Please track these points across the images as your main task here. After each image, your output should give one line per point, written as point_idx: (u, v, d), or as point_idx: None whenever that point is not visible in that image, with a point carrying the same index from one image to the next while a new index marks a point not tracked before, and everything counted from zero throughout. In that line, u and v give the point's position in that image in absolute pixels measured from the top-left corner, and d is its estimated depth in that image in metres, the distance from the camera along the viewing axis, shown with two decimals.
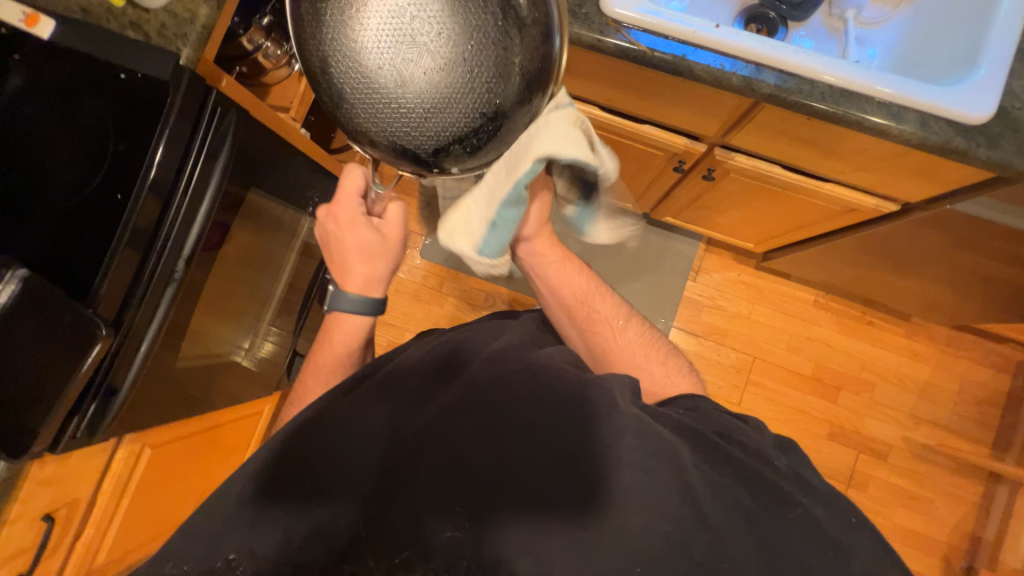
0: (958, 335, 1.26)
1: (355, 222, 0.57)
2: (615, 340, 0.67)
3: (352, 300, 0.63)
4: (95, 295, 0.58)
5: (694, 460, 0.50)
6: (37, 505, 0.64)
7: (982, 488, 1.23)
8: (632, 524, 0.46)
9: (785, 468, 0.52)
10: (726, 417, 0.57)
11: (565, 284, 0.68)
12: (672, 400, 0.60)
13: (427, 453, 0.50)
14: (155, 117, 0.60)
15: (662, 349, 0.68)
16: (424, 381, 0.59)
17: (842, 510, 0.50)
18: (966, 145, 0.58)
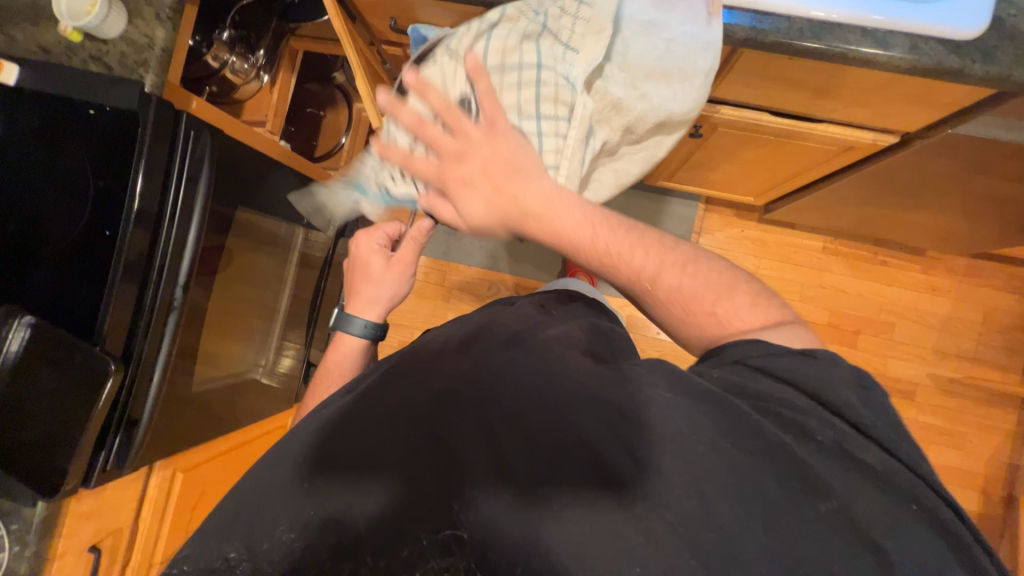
0: (976, 263, 1.22)
1: (371, 251, 0.66)
2: (656, 301, 0.46)
3: (348, 319, 0.64)
4: (101, 333, 0.59)
5: (711, 435, 0.37)
6: (83, 537, 0.67)
7: (1016, 416, 1.20)
8: (648, 529, 0.35)
9: (834, 443, 0.37)
10: (781, 365, 0.40)
11: (596, 240, 0.45)
12: (726, 349, 0.43)
13: (395, 461, 0.40)
14: (128, 152, 0.59)
15: (719, 286, 0.45)
16: (412, 368, 0.47)
17: (901, 493, 0.36)
18: (961, 63, 0.54)
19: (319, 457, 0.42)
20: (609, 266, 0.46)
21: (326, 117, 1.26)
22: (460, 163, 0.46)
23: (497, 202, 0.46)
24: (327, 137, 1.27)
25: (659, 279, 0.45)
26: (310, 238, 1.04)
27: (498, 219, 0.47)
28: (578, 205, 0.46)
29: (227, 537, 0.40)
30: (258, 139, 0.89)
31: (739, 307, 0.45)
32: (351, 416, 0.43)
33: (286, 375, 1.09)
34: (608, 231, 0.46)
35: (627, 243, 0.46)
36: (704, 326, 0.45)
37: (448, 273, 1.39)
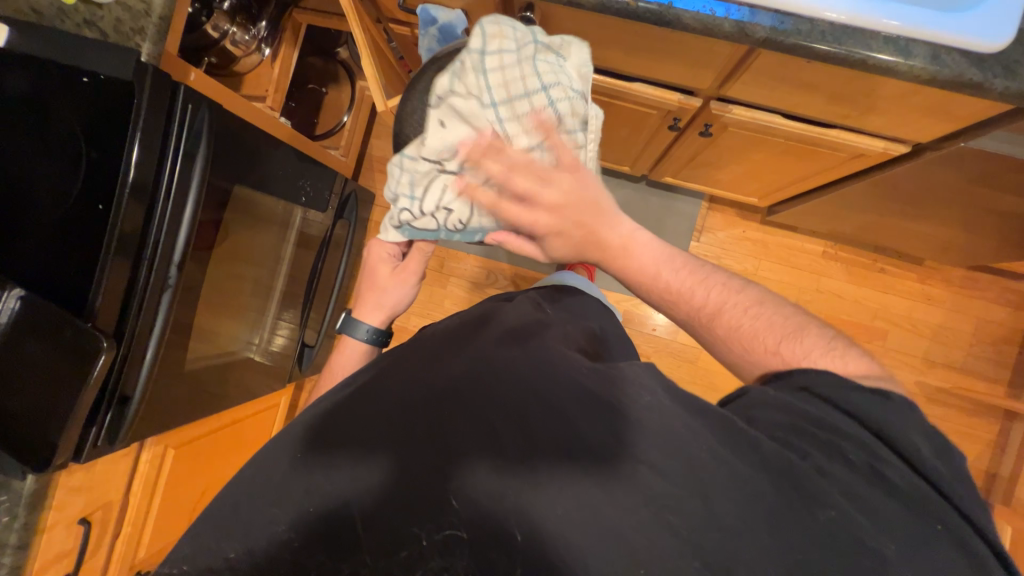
0: (972, 275, 1.23)
1: (381, 260, 0.64)
2: (716, 339, 0.46)
3: (352, 323, 0.63)
4: (92, 309, 0.58)
5: (715, 446, 0.36)
6: (73, 511, 0.68)
7: (998, 426, 1.22)
8: (631, 522, 0.35)
9: (862, 463, 0.35)
10: (848, 398, 0.38)
11: (660, 273, 0.48)
12: (791, 375, 0.42)
13: (408, 445, 0.39)
14: (122, 124, 0.57)
15: (786, 330, 0.44)
16: (433, 354, 0.46)
17: (927, 518, 0.34)
18: (981, 77, 0.53)
19: (318, 447, 0.42)
20: (670, 300, 0.48)
21: (328, 94, 1.24)
22: (554, 211, 0.48)
23: (584, 244, 0.49)
24: (328, 115, 1.24)
25: (721, 316, 0.46)
26: (308, 218, 1.02)
27: (584, 257, 0.50)
28: (648, 244, 0.49)
29: (222, 523, 0.41)
30: (258, 115, 0.86)
31: (808, 348, 0.43)
32: (353, 408, 0.43)
33: (280, 354, 1.08)
34: (670, 266, 0.49)
35: (688, 279, 0.48)
36: (767, 367, 0.44)
37: (447, 260, 1.38)
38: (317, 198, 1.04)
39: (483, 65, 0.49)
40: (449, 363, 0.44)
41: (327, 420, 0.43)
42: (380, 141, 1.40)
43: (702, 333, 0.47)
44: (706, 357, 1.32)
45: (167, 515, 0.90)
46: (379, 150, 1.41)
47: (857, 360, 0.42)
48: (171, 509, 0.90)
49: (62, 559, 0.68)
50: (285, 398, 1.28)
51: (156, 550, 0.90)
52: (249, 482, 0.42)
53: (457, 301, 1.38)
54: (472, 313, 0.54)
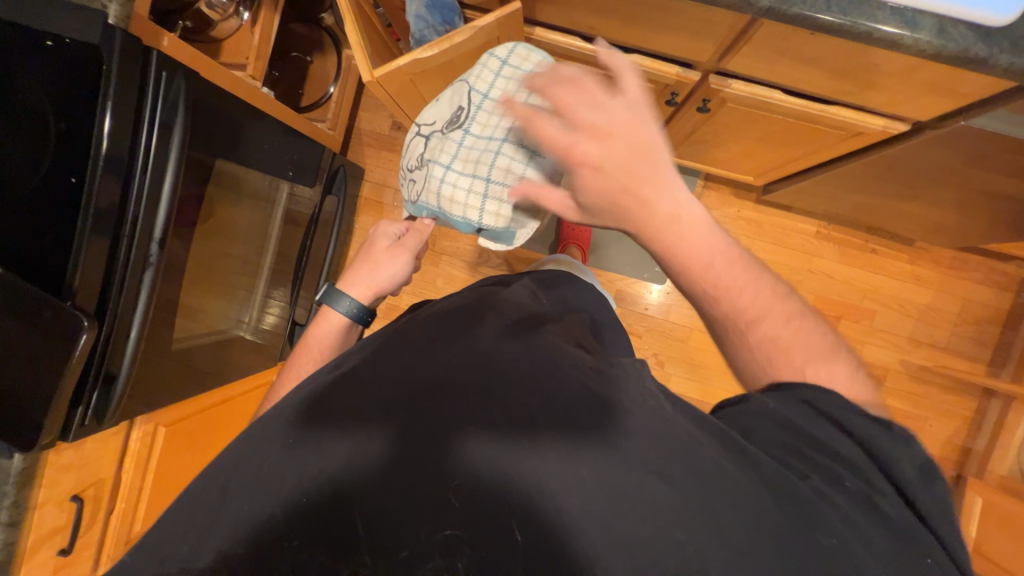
0: (962, 256, 1.24)
1: (380, 234, 0.65)
2: (746, 343, 0.46)
3: (334, 293, 0.61)
4: (71, 287, 0.56)
5: (720, 457, 0.38)
6: (66, 487, 0.68)
7: (976, 404, 1.26)
8: (641, 529, 0.36)
9: (856, 490, 0.38)
10: (856, 423, 0.40)
11: (711, 263, 0.44)
12: (794, 386, 0.42)
13: (411, 444, 0.39)
14: (93, 94, 0.54)
15: (821, 347, 0.44)
16: (424, 348, 0.45)
17: (916, 545, 0.36)
18: (987, 53, 0.52)
19: (313, 436, 0.41)
20: (712, 299, 0.45)
21: (313, 63, 1.19)
22: (586, 152, 0.42)
23: (624, 197, 0.43)
24: (314, 86, 1.19)
25: (758, 325, 0.45)
26: (295, 194, 0.99)
27: (617, 215, 0.45)
28: (701, 228, 0.44)
29: (207, 511, 0.40)
30: (239, 84, 0.83)
31: (835, 374, 0.43)
32: (352, 395, 0.42)
33: (270, 332, 1.07)
34: (724, 265, 0.44)
35: (738, 279, 0.44)
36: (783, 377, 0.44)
37: (439, 238, 1.36)
38: (304, 172, 1.01)
39: (495, 73, 0.63)
40: (440, 356, 0.44)
41: (323, 408, 0.42)
42: (369, 113, 1.36)
43: (737, 337, 0.46)
44: (697, 336, 1.33)
45: (160, 491, 0.90)
46: (368, 124, 1.36)
47: (866, 386, 0.44)
48: (164, 486, 0.91)
49: (56, 535, 0.69)
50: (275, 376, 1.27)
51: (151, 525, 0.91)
52: (237, 473, 0.41)
53: (448, 280, 1.37)
54: (467, 301, 0.53)
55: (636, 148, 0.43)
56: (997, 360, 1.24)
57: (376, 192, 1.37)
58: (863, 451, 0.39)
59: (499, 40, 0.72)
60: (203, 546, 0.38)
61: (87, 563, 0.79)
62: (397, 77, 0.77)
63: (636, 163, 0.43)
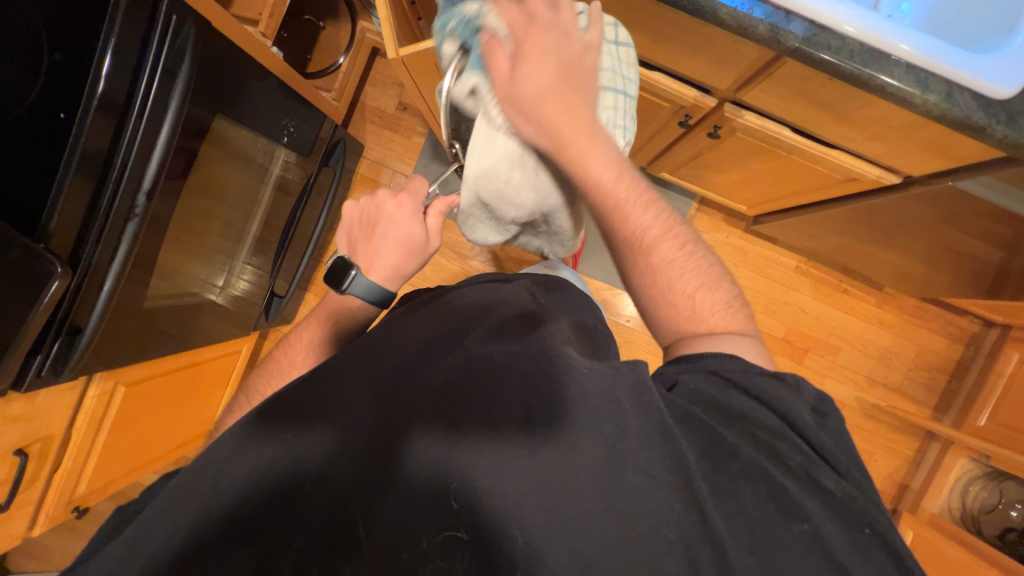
0: (923, 307, 1.32)
1: (417, 219, 0.59)
2: (649, 265, 0.51)
3: (363, 285, 0.58)
4: (47, 229, 0.52)
5: (694, 457, 0.40)
6: (11, 440, 0.64)
7: (918, 444, 1.34)
8: (633, 532, 0.37)
9: (798, 467, 0.41)
10: (755, 383, 0.45)
11: (618, 178, 0.50)
12: (703, 358, 0.48)
13: (415, 438, 0.40)
14: (98, 26, 0.51)
15: (705, 275, 0.52)
16: (424, 345, 0.46)
17: (859, 517, 0.40)
18: (985, 122, 0.55)
19: (299, 418, 0.41)
20: (621, 215, 0.51)
21: (325, 29, 1.16)
22: (542, 38, 0.47)
23: (553, 93, 0.47)
24: (323, 53, 1.15)
25: (657, 246, 0.51)
26: (291, 162, 0.96)
27: (542, 109, 0.47)
28: (610, 155, 0.50)
29: (200, 490, 0.40)
30: (249, 39, 0.80)
31: (714, 303, 0.51)
32: (337, 384, 0.44)
33: (244, 299, 1.02)
34: (629, 181, 0.51)
35: (637, 203, 0.51)
36: (680, 305, 0.51)
37: None
38: (301, 140, 0.97)
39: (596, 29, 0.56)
40: (441, 359, 0.44)
41: (311, 390, 0.43)
42: (375, 90, 1.33)
43: (637, 258, 0.52)
44: None
45: (114, 452, 0.86)
46: (373, 100, 1.33)
47: (745, 323, 0.52)
48: (119, 447, 0.87)
49: None
50: (246, 345, 1.23)
51: (97, 488, 0.87)
52: (223, 464, 0.40)
53: (436, 269, 1.35)
54: (449, 302, 0.54)
55: (574, 65, 0.49)
56: (941, 406, 1.33)
57: (373, 170, 1.34)
58: (778, 417, 0.44)
59: None
60: (182, 518, 0.38)
61: (24, 520, 0.75)
62: (422, 59, 0.76)
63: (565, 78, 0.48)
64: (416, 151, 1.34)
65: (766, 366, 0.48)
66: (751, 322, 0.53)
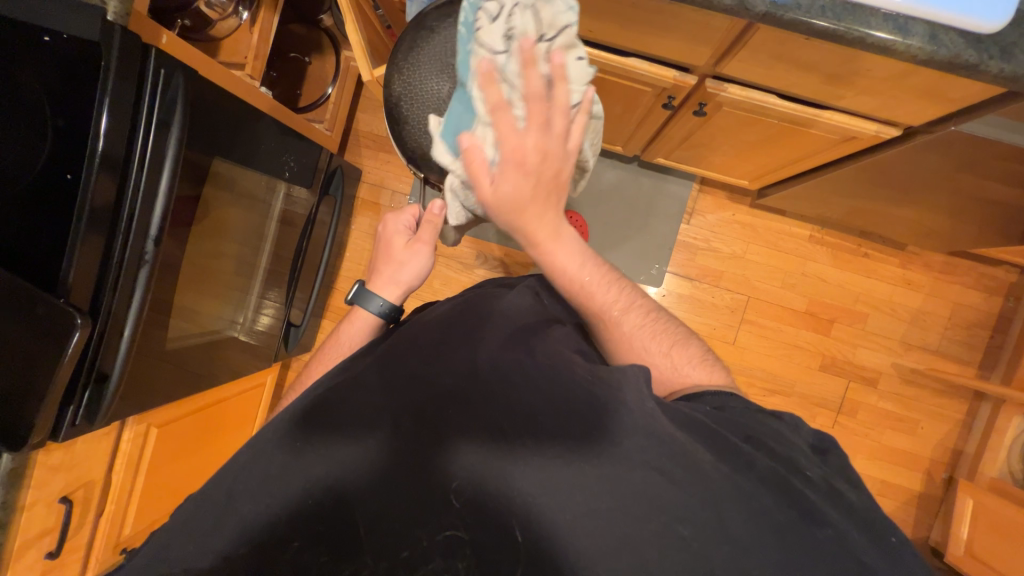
0: (952, 262, 1.26)
1: (399, 228, 0.63)
2: (621, 335, 0.51)
3: (377, 305, 0.60)
4: (66, 285, 0.55)
5: (715, 460, 0.39)
6: (55, 488, 0.68)
7: (967, 406, 1.27)
8: (642, 530, 0.37)
9: (819, 478, 0.40)
10: (761, 419, 0.45)
11: (579, 267, 0.52)
12: (703, 396, 0.48)
13: (427, 445, 0.40)
14: (90, 89, 0.53)
15: (675, 333, 0.53)
16: (440, 338, 0.47)
17: (879, 527, 0.39)
18: (977, 58, 0.53)
19: (318, 435, 0.42)
20: (586, 294, 0.52)
21: (311, 64, 1.19)
22: (528, 149, 0.46)
23: (522, 204, 0.48)
24: (312, 86, 1.19)
25: (626, 315, 0.51)
26: (292, 194, 0.99)
27: (510, 214, 0.49)
28: (575, 247, 0.52)
29: (213, 512, 0.41)
30: (237, 83, 0.83)
31: (690, 356, 0.52)
32: (350, 396, 0.44)
33: (266, 333, 1.06)
34: (592, 264, 0.52)
35: (603, 281, 0.52)
36: (657, 364, 0.51)
37: None
38: (300, 172, 1.00)
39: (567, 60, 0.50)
40: (446, 364, 0.44)
41: (325, 404, 0.44)
42: (366, 115, 1.36)
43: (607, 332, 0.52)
44: None
45: (155, 492, 0.90)
46: (365, 126, 1.37)
47: (721, 375, 0.53)
48: (158, 487, 0.90)
49: (44, 537, 0.68)
50: (271, 378, 1.26)
51: (143, 529, 0.90)
52: (244, 475, 0.42)
53: (445, 282, 1.36)
54: (458, 306, 0.54)
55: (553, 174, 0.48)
56: (987, 363, 1.26)
57: (373, 193, 1.37)
58: (796, 445, 0.43)
59: None
60: (209, 553, 0.40)
61: (76, 564, 0.78)
62: None
63: (538, 192, 0.48)
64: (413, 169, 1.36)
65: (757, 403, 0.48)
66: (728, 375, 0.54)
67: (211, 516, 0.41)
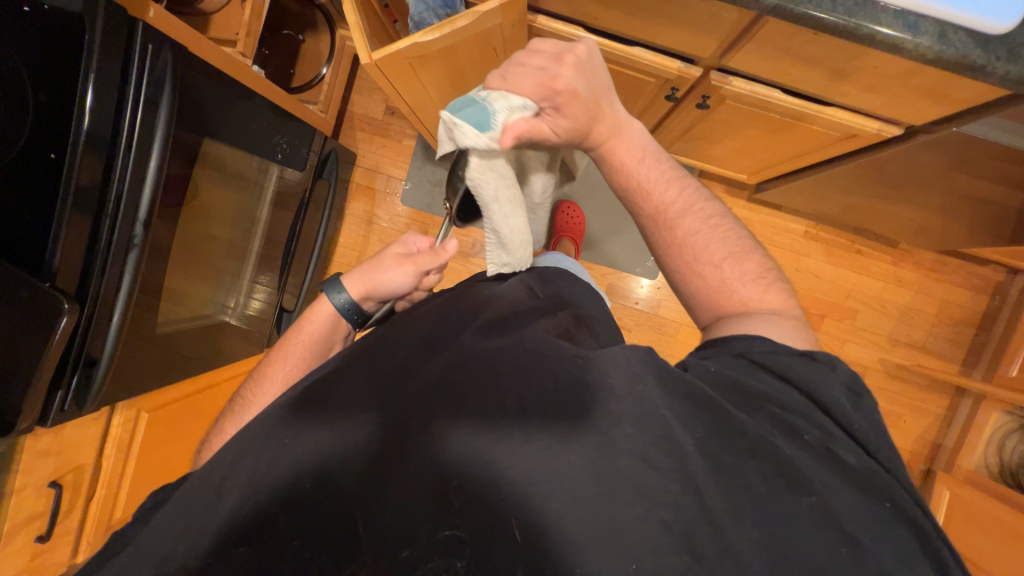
0: (942, 260, 1.28)
1: (401, 245, 0.67)
2: (676, 242, 0.53)
3: (341, 298, 0.65)
4: (52, 267, 0.54)
5: (701, 438, 0.39)
6: (44, 473, 0.67)
7: (949, 401, 1.31)
8: (630, 515, 0.36)
9: (814, 441, 0.40)
10: (782, 363, 0.44)
11: (642, 164, 0.54)
12: (729, 342, 0.47)
13: (418, 434, 0.40)
14: (74, 65, 0.51)
15: (730, 248, 0.53)
16: (417, 347, 0.46)
17: (878, 488, 0.39)
18: (984, 60, 0.53)
19: (308, 424, 0.43)
20: (643, 194, 0.54)
21: (305, 42, 1.16)
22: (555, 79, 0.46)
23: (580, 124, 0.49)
24: (306, 66, 1.16)
25: (683, 219, 0.53)
26: (285, 177, 0.97)
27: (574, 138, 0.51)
28: (639, 138, 0.54)
29: (207, 504, 0.42)
30: (230, 61, 0.80)
31: (742, 272, 0.52)
32: (342, 385, 0.45)
33: (257, 317, 1.04)
34: (652, 163, 0.54)
35: (664, 183, 0.54)
36: (707, 278, 0.52)
37: (430, 227, 1.35)
38: (294, 155, 0.97)
39: None
40: (437, 358, 0.45)
41: (320, 391, 0.45)
42: (362, 97, 1.33)
43: (662, 233, 0.54)
44: (686, 332, 1.33)
45: (145, 477, 0.89)
46: (360, 108, 1.34)
47: (777, 293, 0.52)
48: (148, 472, 0.90)
49: (32, 522, 0.67)
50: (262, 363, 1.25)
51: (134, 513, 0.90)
52: (235, 466, 0.43)
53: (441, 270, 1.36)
54: (456, 298, 0.54)
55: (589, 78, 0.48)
56: (970, 360, 1.29)
57: (368, 178, 1.35)
58: (803, 397, 0.43)
59: (500, 27, 0.73)
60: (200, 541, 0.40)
61: (65, 549, 0.78)
62: (396, 60, 0.76)
63: (588, 110, 0.49)
64: (408, 155, 1.34)
65: (798, 346, 0.47)
66: (788, 295, 0.53)
67: (206, 506, 0.41)
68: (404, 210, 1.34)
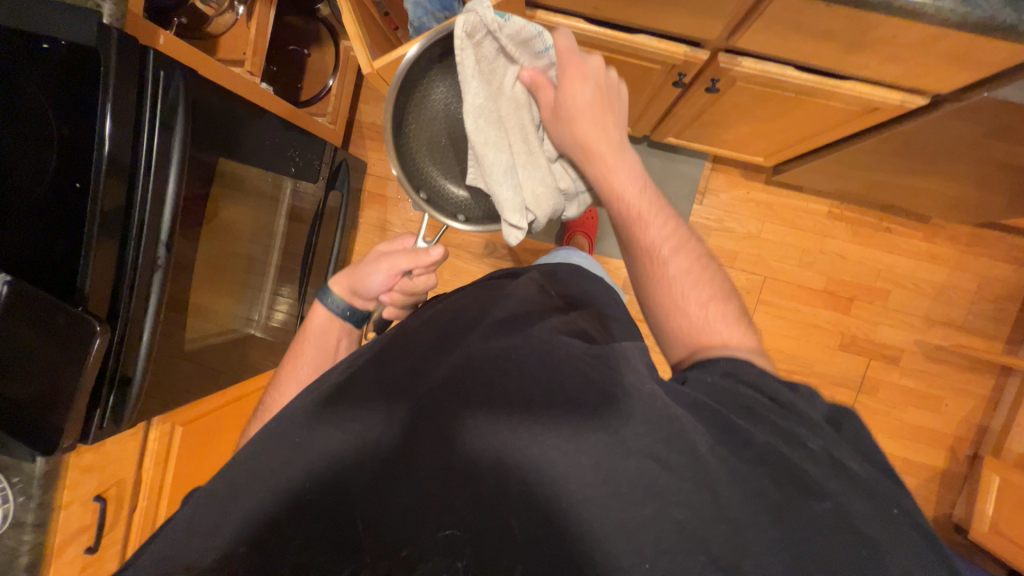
0: (979, 233, 1.21)
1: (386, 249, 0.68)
2: (663, 274, 0.51)
3: (334, 301, 0.67)
4: (83, 291, 0.56)
5: (711, 443, 0.38)
6: (88, 487, 0.70)
7: (994, 381, 1.24)
8: (638, 514, 0.35)
9: (821, 451, 0.38)
10: (776, 388, 0.42)
11: (635, 188, 0.53)
12: (716, 362, 0.45)
13: (425, 441, 0.40)
14: (92, 93, 0.53)
15: (715, 289, 0.51)
16: (430, 346, 0.47)
17: (890, 500, 0.37)
18: (1014, 20, 0.50)
19: (320, 432, 0.42)
20: (635, 216, 0.53)
21: (311, 56, 1.18)
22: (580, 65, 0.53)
23: (586, 122, 0.53)
24: (313, 79, 1.18)
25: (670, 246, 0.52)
26: (299, 190, 0.98)
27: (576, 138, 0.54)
28: (632, 165, 0.54)
29: (225, 506, 0.42)
30: (240, 81, 0.82)
31: (725, 313, 0.49)
32: (353, 388, 0.45)
33: (281, 328, 1.06)
34: (644, 190, 0.54)
35: (656, 215, 0.53)
36: (690, 312, 0.49)
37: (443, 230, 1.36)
38: (306, 167, 0.99)
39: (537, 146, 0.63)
40: (445, 360, 0.45)
41: (332, 393, 0.45)
42: (369, 106, 1.35)
43: (647, 260, 0.52)
44: None
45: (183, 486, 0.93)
46: (369, 117, 1.35)
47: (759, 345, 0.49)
48: (186, 481, 0.94)
49: (82, 534, 0.71)
50: None
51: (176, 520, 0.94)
52: (250, 471, 0.43)
53: (456, 272, 1.36)
54: (468, 300, 0.54)
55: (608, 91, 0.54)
56: (1015, 337, 1.22)
57: (379, 186, 1.37)
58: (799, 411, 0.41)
59: None
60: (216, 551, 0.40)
61: (113, 558, 0.82)
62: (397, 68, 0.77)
63: (598, 114, 0.53)
64: None
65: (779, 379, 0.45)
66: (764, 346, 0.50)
67: (217, 512, 0.41)
68: (416, 215, 1.35)
